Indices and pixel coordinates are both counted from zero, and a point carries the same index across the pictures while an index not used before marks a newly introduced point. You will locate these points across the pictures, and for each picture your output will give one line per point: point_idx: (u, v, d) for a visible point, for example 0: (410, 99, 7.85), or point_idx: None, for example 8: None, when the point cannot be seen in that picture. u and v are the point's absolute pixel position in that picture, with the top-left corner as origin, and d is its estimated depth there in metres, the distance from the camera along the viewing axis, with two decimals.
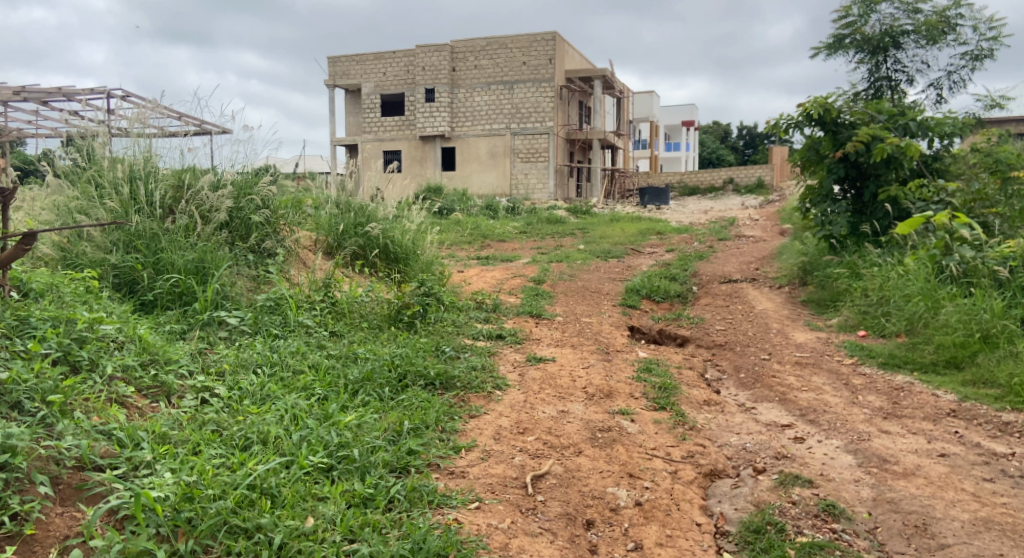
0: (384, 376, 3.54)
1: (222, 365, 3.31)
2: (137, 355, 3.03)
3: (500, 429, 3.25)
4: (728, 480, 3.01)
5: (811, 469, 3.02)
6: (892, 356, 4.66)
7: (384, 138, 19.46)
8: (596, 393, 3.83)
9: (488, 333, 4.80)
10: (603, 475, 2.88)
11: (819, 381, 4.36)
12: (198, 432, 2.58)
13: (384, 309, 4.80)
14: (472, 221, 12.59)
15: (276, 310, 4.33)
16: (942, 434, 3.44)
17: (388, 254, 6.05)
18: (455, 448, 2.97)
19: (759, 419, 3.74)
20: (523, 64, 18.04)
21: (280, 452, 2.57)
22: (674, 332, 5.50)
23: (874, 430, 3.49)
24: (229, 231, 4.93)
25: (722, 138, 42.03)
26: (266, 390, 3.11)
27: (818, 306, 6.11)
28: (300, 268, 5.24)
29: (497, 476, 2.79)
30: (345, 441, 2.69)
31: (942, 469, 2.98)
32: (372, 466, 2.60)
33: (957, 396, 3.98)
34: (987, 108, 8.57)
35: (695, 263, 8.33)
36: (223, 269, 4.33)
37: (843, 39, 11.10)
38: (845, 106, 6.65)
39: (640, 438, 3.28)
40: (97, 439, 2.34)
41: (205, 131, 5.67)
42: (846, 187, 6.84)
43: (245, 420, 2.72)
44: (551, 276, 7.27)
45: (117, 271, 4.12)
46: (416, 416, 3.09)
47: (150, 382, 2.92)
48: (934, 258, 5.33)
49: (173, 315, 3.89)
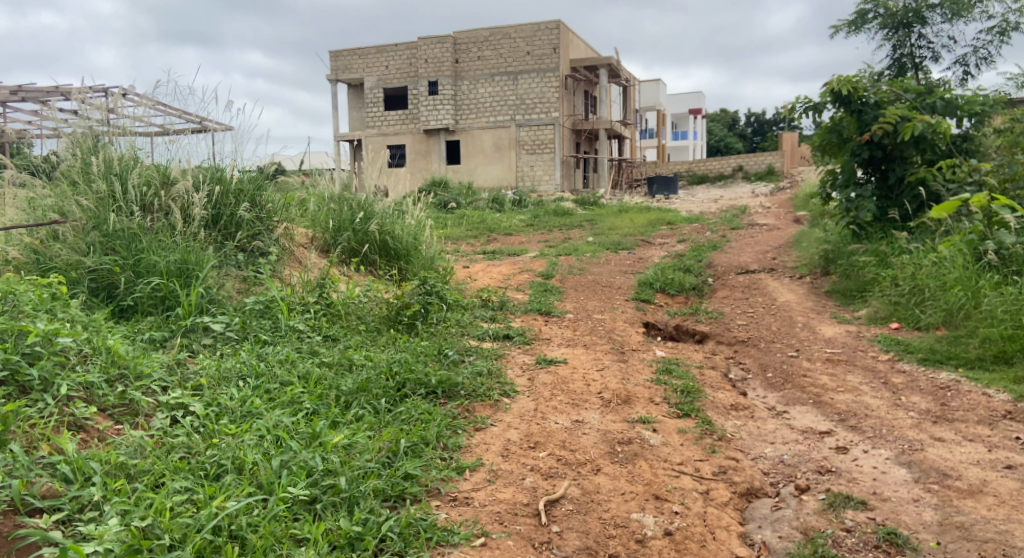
0: (381, 385, 3.20)
1: (201, 379, 2.95)
2: (103, 370, 2.71)
3: (508, 444, 2.91)
4: (766, 500, 2.68)
5: (861, 487, 2.68)
6: (932, 351, 4.28)
7: (388, 133, 19.14)
8: (613, 400, 3.47)
9: (495, 334, 4.47)
10: (625, 498, 2.54)
11: (855, 380, 3.99)
12: (163, 460, 2.25)
13: (382, 310, 4.47)
14: (478, 214, 12.23)
15: (266, 314, 4.01)
16: (1002, 441, 3.08)
17: (388, 249, 5.70)
18: (458, 469, 2.63)
19: (794, 425, 3.39)
20: (527, 54, 17.63)
21: (256, 483, 2.22)
22: (691, 328, 5.14)
23: (926, 439, 3.13)
24: (217, 229, 4.61)
25: (730, 127, 41.44)
26: (248, 405, 2.74)
27: (842, 297, 5.72)
28: (294, 268, 4.90)
29: (506, 503, 2.45)
30: (331, 467, 2.34)
31: (1013, 485, 2.63)
32: (360, 497, 2.26)
33: (1012, 396, 3.61)
34: (1018, 86, 8.16)
35: (710, 254, 7.93)
36: (208, 270, 3.99)
37: (866, 15, 10.70)
38: (868, 85, 6.21)
39: (664, 452, 2.93)
40: (38, 476, 2.03)
41: (206, 128, 5.33)
42: (870, 170, 6.40)
43: (219, 443, 2.38)
44: (560, 271, 6.90)
45: (94, 275, 3.78)
46: (414, 433, 2.75)
47: (115, 402, 2.58)
48: (972, 244, 4.94)
49: (152, 323, 3.56)
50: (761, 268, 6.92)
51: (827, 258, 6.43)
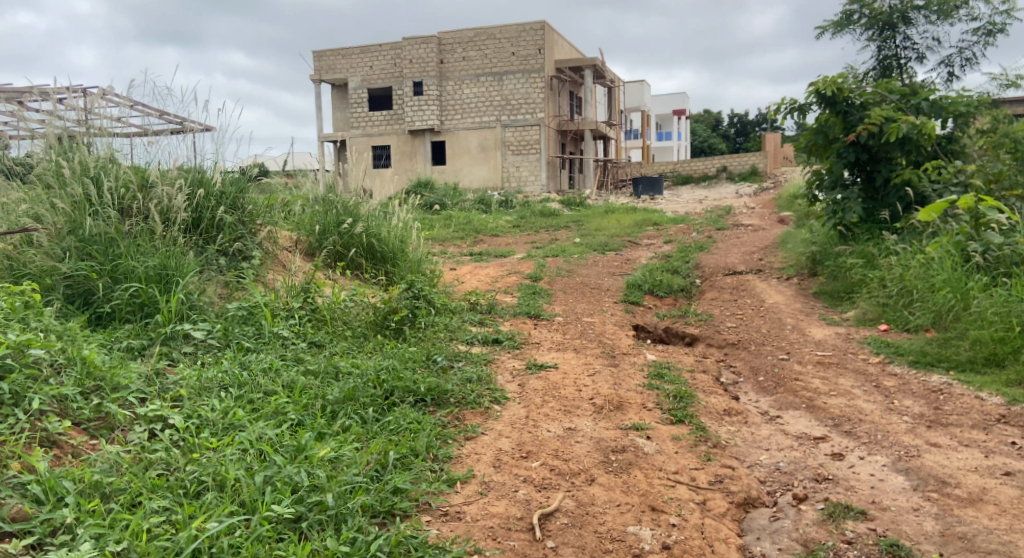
0: (368, 394, 3.11)
1: (181, 389, 2.85)
2: (77, 382, 2.61)
3: (499, 454, 2.84)
4: (764, 510, 2.64)
5: (860, 496, 2.65)
6: (923, 354, 4.26)
7: (372, 133, 19.01)
8: (605, 406, 3.41)
9: (484, 338, 4.39)
10: (621, 510, 2.48)
11: (847, 384, 3.96)
12: (140, 477, 2.16)
13: (369, 315, 4.38)
14: (465, 216, 12.14)
15: (249, 320, 3.91)
16: (998, 446, 3.06)
17: (374, 252, 5.61)
18: (449, 481, 2.55)
19: (788, 431, 3.35)
20: (512, 55, 17.56)
21: (238, 500, 2.14)
22: (681, 330, 5.10)
23: (922, 444, 3.09)
24: (197, 232, 4.50)
25: (714, 127, 41.60)
26: (230, 417, 2.64)
27: (830, 298, 5.71)
28: (279, 272, 4.80)
29: (499, 517, 2.38)
30: (317, 483, 2.25)
31: (1012, 493, 2.62)
32: (348, 515, 2.18)
33: (1005, 399, 3.59)
34: (1002, 88, 8.20)
35: (697, 254, 7.89)
36: (189, 275, 3.89)
37: (851, 16, 10.74)
38: (854, 86, 6.18)
39: (659, 460, 2.87)
40: (7, 496, 1.94)
41: (187, 128, 5.23)
42: (856, 172, 6.38)
43: (199, 458, 2.29)
44: (548, 272, 6.84)
45: (69, 281, 3.67)
46: (403, 445, 2.67)
47: (91, 415, 2.48)
48: (960, 245, 4.93)
49: (131, 330, 3.47)
50: (749, 269, 6.89)
51: (814, 259, 6.42)
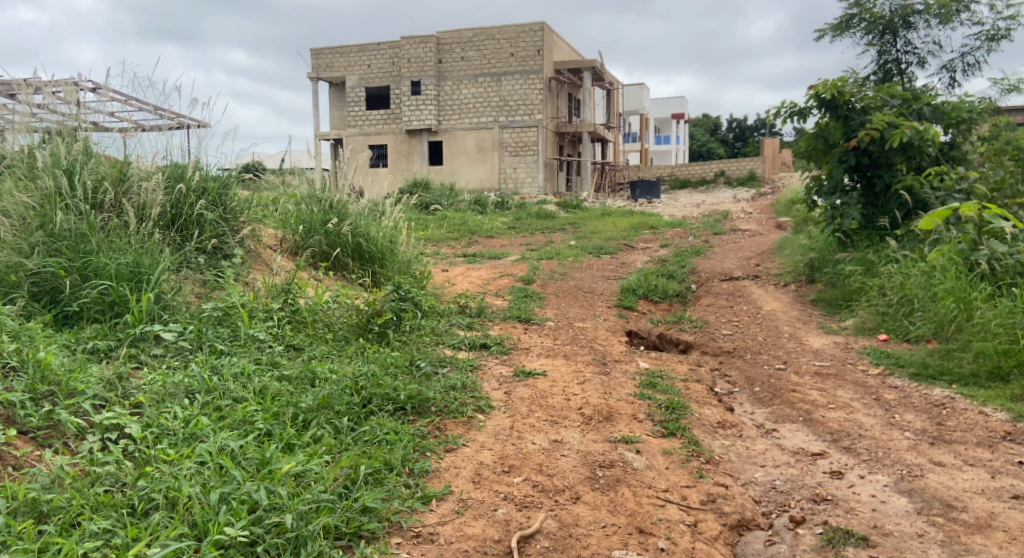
0: (344, 401, 2.94)
1: (143, 395, 2.69)
2: (28, 388, 2.47)
3: (480, 468, 2.68)
4: (759, 534, 2.49)
5: (861, 520, 2.50)
6: (925, 366, 4.11)
7: (369, 132, 18.84)
8: (594, 417, 3.25)
9: (471, 343, 4.23)
10: (606, 533, 2.33)
11: (846, 396, 3.80)
12: (84, 494, 2.03)
13: (352, 318, 4.21)
14: (460, 217, 11.95)
15: (225, 321, 3.73)
16: (1004, 466, 2.91)
17: (362, 252, 5.43)
18: (424, 498, 2.40)
19: (784, 446, 3.20)
20: (511, 56, 17.42)
21: (189, 521, 2.00)
22: (676, 337, 4.94)
23: (925, 463, 2.94)
24: (175, 230, 4.33)
25: (711, 130, 40.99)
26: (192, 427, 2.48)
27: (829, 306, 5.56)
28: (260, 271, 4.64)
29: (474, 540, 2.23)
30: (277, 502, 2.10)
31: (1022, 518, 2.47)
32: (308, 538, 2.04)
33: (1010, 415, 3.43)
34: (1005, 93, 8.09)
35: (695, 259, 7.73)
36: (162, 274, 3.72)
37: (852, 20, 10.63)
38: (855, 90, 6.03)
39: (648, 476, 2.72)
40: None
41: (183, 125, 5.04)
42: (856, 177, 6.22)
43: (151, 473, 2.14)
44: (541, 276, 6.67)
45: (35, 278, 3.49)
46: (376, 457, 2.52)
47: (40, 423, 2.34)
48: (963, 254, 4.78)
49: (97, 331, 3.30)
50: (746, 274, 6.74)
51: (812, 265, 6.26)
